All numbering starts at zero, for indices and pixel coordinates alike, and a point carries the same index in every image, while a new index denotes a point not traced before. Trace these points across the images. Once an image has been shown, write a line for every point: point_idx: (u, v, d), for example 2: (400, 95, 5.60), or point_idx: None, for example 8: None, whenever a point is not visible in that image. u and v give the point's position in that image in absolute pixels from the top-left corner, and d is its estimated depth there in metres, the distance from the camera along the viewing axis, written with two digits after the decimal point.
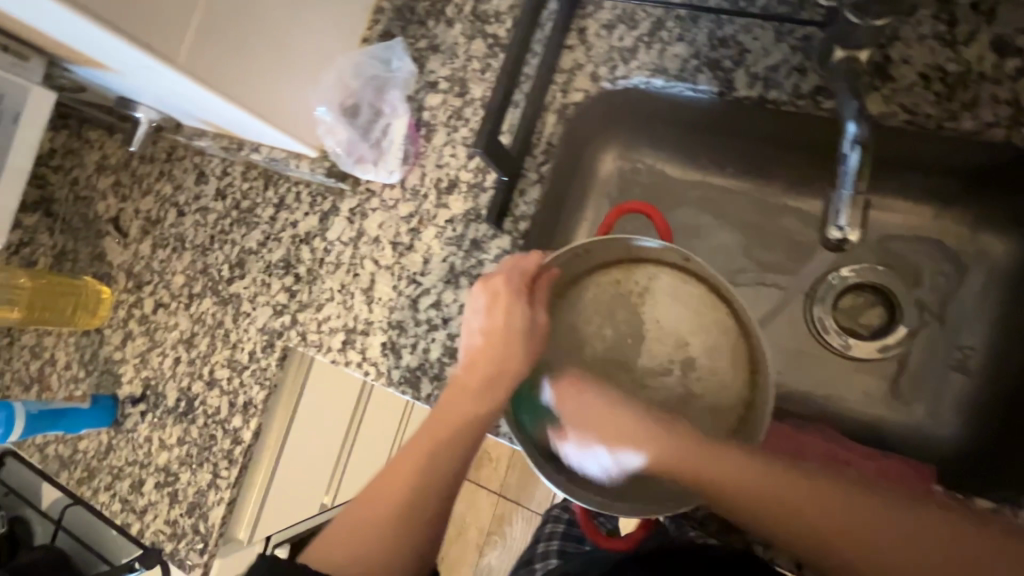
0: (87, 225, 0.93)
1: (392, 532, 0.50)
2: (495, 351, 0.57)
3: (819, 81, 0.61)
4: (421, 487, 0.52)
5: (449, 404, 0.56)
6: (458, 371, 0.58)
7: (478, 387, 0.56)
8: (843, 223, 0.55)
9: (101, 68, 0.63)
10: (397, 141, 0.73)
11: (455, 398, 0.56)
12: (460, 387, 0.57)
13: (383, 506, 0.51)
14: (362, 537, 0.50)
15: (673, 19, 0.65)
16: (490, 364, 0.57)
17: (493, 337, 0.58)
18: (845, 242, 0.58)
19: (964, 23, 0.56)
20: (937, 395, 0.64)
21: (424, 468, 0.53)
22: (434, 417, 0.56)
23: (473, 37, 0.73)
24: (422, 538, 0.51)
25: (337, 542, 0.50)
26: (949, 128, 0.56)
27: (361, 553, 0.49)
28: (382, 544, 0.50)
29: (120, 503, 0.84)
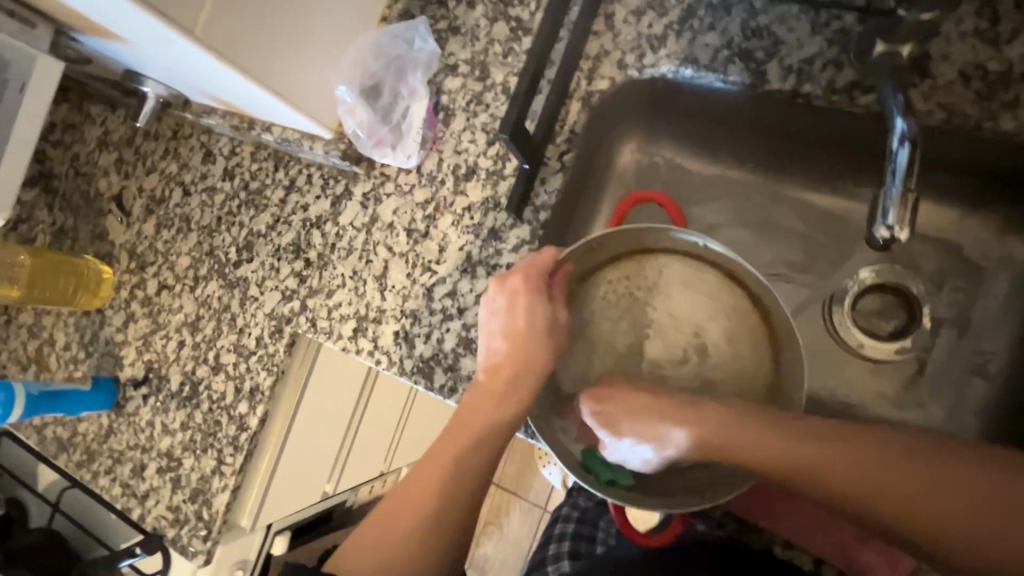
0: (89, 202, 0.90)
1: (421, 540, 0.52)
2: (517, 351, 0.56)
3: (854, 77, 0.59)
4: (444, 494, 0.53)
5: (470, 409, 0.55)
6: (480, 376, 0.56)
7: (500, 388, 0.55)
8: (890, 221, 0.51)
9: (112, 39, 0.60)
10: (417, 124, 0.70)
11: (477, 402, 0.55)
12: (481, 390, 0.55)
13: (411, 515, 0.53)
14: (393, 544, 0.52)
15: (705, 7, 0.63)
16: (511, 365, 0.56)
17: (511, 338, 0.56)
18: (892, 244, 0.52)
19: (1007, 21, 0.54)
20: (959, 399, 0.63)
21: (449, 475, 0.53)
22: (456, 420, 0.55)
23: (496, 20, 0.71)
24: (449, 539, 0.53)
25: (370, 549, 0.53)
26: (989, 129, 0.55)
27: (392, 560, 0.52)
28: (413, 551, 0.52)
29: (120, 487, 0.83)
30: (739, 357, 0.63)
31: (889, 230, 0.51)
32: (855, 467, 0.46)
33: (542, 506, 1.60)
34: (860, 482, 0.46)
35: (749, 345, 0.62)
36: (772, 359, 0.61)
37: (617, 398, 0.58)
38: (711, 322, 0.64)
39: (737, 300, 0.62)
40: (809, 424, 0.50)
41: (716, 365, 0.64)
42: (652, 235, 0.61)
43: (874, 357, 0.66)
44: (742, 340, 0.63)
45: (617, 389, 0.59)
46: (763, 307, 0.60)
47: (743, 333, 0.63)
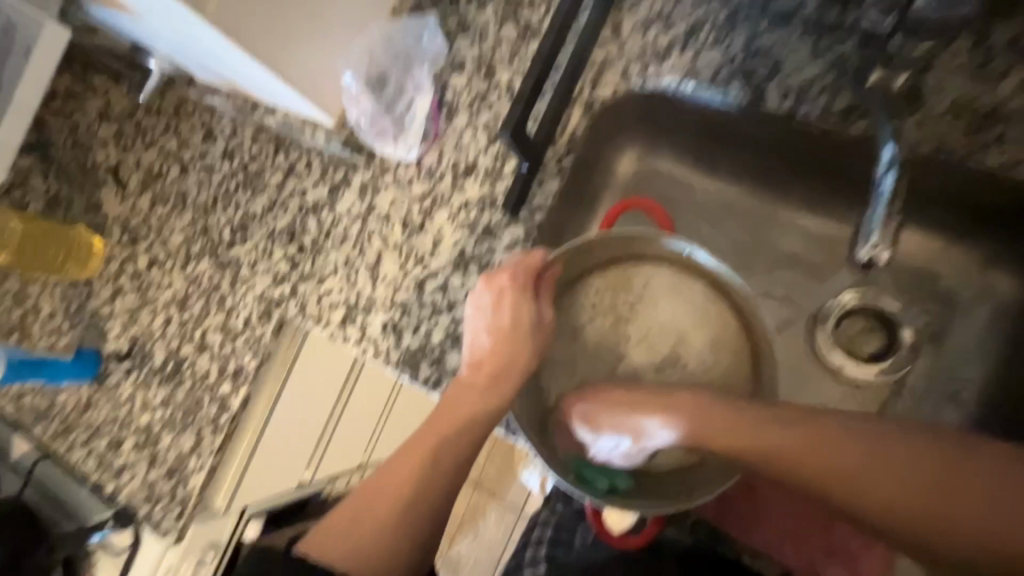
0: (84, 173, 0.90)
1: (392, 530, 0.51)
2: (502, 347, 0.57)
3: (851, 101, 0.61)
4: (425, 484, 0.52)
5: (451, 402, 0.55)
6: (464, 370, 0.57)
7: (482, 382, 0.56)
8: (873, 241, 0.52)
9: (121, 10, 0.60)
10: (419, 118, 0.71)
11: (461, 395, 0.55)
12: (463, 382, 0.56)
13: (384, 503, 0.52)
14: (363, 532, 0.51)
15: (711, 24, 0.64)
16: (495, 361, 0.56)
17: (497, 334, 0.57)
18: (874, 265, 0.53)
19: (1000, 60, 0.56)
20: (930, 425, 0.65)
21: (427, 466, 0.53)
22: (437, 409, 0.55)
23: (505, 21, 0.71)
24: (422, 532, 0.52)
25: (338, 537, 0.51)
26: (975, 160, 0.56)
27: (359, 548, 0.50)
28: (381, 541, 0.51)
29: (96, 461, 0.82)
30: (722, 370, 0.64)
31: (870, 251, 0.52)
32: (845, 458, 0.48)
33: (518, 509, 1.61)
34: (855, 479, 0.47)
35: (731, 357, 0.63)
36: (752, 374, 0.62)
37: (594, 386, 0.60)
38: (695, 334, 0.65)
39: (719, 312, 0.63)
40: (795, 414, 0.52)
41: (697, 376, 0.64)
42: (643, 242, 0.62)
43: (853, 377, 0.68)
44: (725, 352, 0.63)
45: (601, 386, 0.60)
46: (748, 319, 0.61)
47: (728, 343, 0.63)
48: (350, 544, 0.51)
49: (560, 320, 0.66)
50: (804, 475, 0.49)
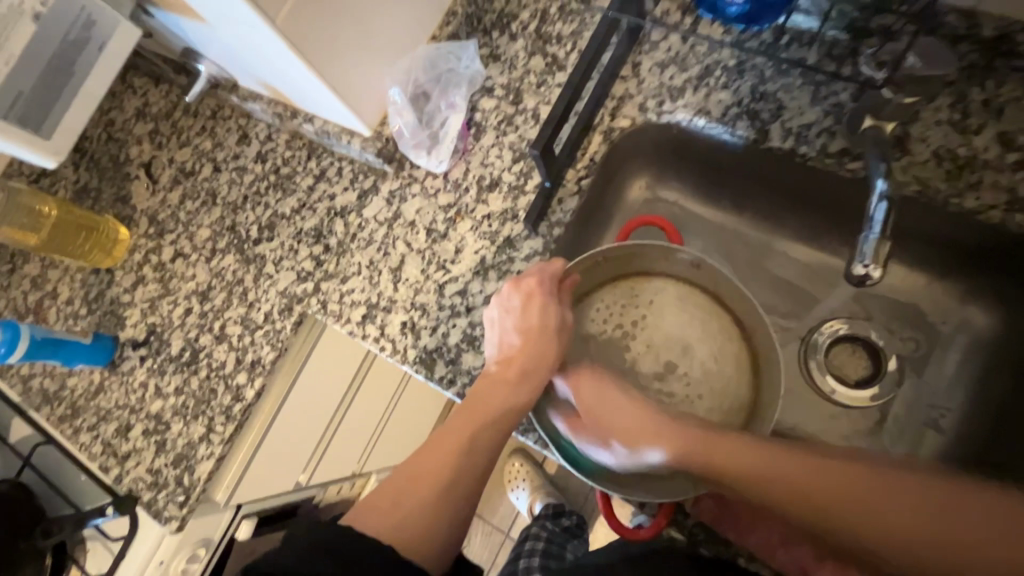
0: (116, 166, 0.94)
1: (432, 509, 0.53)
2: (528, 346, 0.60)
3: (845, 145, 0.67)
4: (462, 468, 0.55)
5: (482, 393, 0.59)
6: (492, 366, 0.61)
7: (511, 377, 0.59)
8: (867, 259, 0.57)
9: (188, 15, 0.65)
10: (451, 134, 0.76)
11: (490, 386, 0.59)
12: (490, 376, 0.60)
13: (425, 484, 0.54)
14: (404, 511, 0.53)
15: (722, 69, 0.71)
16: (522, 359, 0.60)
17: (523, 332, 0.60)
18: (867, 282, 0.58)
19: (976, 116, 0.63)
20: (913, 446, 0.69)
21: (466, 450, 0.56)
22: (467, 403, 0.59)
23: (534, 53, 0.78)
24: (457, 515, 0.54)
25: (379, 515, 0.52)
26: (955, 204, 0.62)
27: (401, 526, 0.52)
28: (422, 519, 0.52)
29: (101, 446, 0.83)
30: (724, 378, 0.68)
31: (866, 267, 0.57)
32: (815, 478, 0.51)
33: (503, 531, 1.60)
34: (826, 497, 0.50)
35: (733, 365, 0.67)
36: (752, 380, 0.66)
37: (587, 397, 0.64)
38: (698, 343, 0.69)
39: (719, 322, 0.68)
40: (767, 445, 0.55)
41: (700, 382, 0.68)
42: (650, 256, 0.68)
43: (843, 403, 0.72)
44: (727, 360, 0.68)
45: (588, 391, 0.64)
46: (748, 330, 0.66)
47: (730, 353, 0.68)
48: (391, 523, 0.52)
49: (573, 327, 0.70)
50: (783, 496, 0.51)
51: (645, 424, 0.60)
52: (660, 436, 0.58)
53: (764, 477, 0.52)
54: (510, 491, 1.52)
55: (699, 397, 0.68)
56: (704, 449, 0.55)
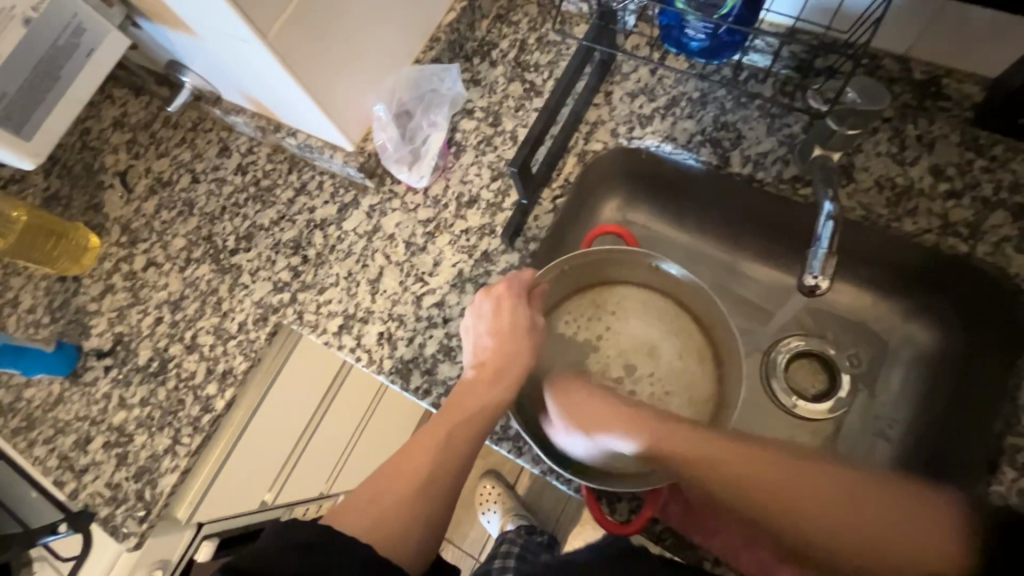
0: (90, 174, 0.93)
1: (406, 509, 0.54)
2: (503, 349, 0.62)
3: (798, 172, 0.72)
4: (437, 468, 0.56)
5: (464, 393, 0.60)
6: (468, 371, 0.62)
7: (487, 378, 0.61)
8: (817, 272, 0.63)
9: (179, 32, 0.68)
10: (432, 152, 0.80)
11: (472, 386, 0.61)
12: (468, 379, 0.62)
13: (401, 484, 0.55)
14: (379, 510, 0.53)
15: (686, 100, 0.77)
16: (497, 360, 0.62)
17: (497, 333, 0.62)
18: (817, 290, 0.64)
19: (910, 149, 0.69)
20: (865, 456, 0.73)
21: (442, 451, 0.57)
22: (444, 408, 0.60)
23: (512, 80, 0.83)
24: (433, 513, 0.55)
25: (356, 514, 0.53)
26: (895, 228, 0.68)
27: (377, 526, 0.52)
28: (398, 518, 0.53)
29: (57, 459, 0.80)
30: (690, 376, 0.71)
31: (815, 279, 0.63)
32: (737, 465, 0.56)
33: (474, 556, 1.57)
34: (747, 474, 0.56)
35: (697, 365, 0.71)
36: (716, 378, 0.69)
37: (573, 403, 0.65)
38: (664, 345, 0.72)
39: (682, 326, 0.72)
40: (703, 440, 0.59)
41: (666, 380, 0.71)
42: (615, 264, 0.71)
43: (803, 415, 0.76)
44: (692, 358, 0.71)
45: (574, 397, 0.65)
46: (710, 330, 0.70)
47: (694, 352, 0.71)
48: (367, 523, 0.53)
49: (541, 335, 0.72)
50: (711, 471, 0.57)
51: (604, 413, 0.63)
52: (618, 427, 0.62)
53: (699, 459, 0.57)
54: (481, 515, 1.50)
55: (664, 399, 0.71)
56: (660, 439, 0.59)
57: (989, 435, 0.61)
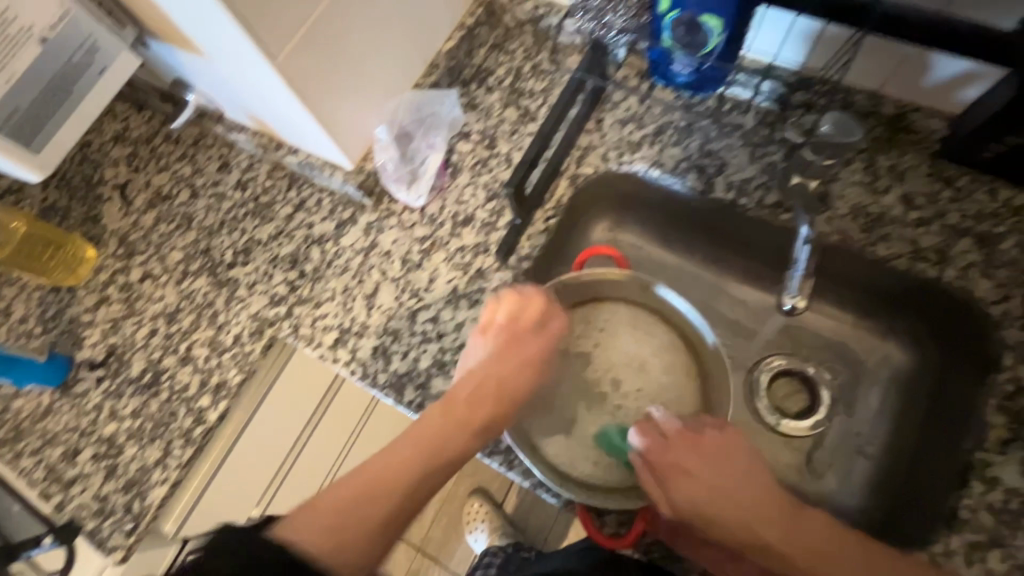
0: (89, 187, 0.94)
1: (355, 530, 0.50)
2: (507, 390, 0.62)
3: (778, 198, 0.76)
4: (404, 502, 0.54)
5: (449, 421, 0.59)
6: (464, 405, 0.60)
7: (479, 412, 0.60)
8: None
9: (187, 53, 0.70)
10: (429, 172, 0.82)
11: (461, 414, 0.59)
12: (457, 405, 0.60)
13: (359, 503, 0.52)
14: (327, 524, 0.50)
15: (674, 128, 0.81)
16: (493, 397, 0.61)
17: (502, 368, 0.62)
18: None
19: (884, 179, 0.73)
20: (845, 472, 0.75)
21: (411, 483, 0.54)
22: (430, 438, 0.57)
23: (508, 105, 0.86)
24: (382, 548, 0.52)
25: (303, 520, 0.50)
26: (870, 253, 0.71)
27: (321, 539, 0.49)
28: (343, 541, 0.49)
29: (44, 471, 0.79)
30: (677, 391, 0.73)
31: None
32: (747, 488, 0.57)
33: None
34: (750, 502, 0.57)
35: (683, 380, 0.73)
36: (701, 394, 0.72)
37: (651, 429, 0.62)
38: (652, 360, 0.75)
39: (669, 343, 0.74)
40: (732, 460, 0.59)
41: (654, 395, 0.73)
42: (606, 283, 0.73)
43: (787, 433, 0.78)
44: (679, 374, 0.73)
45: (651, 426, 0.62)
46: (695, 346, 0.72)
47: (680, 368, 0.73)
48: (312, 531, 0.49)
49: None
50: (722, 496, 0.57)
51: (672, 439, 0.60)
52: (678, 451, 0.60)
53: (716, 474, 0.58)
54: (468, 534, 1.49)
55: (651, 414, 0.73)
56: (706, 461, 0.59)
57: (959, 453, 0.64)
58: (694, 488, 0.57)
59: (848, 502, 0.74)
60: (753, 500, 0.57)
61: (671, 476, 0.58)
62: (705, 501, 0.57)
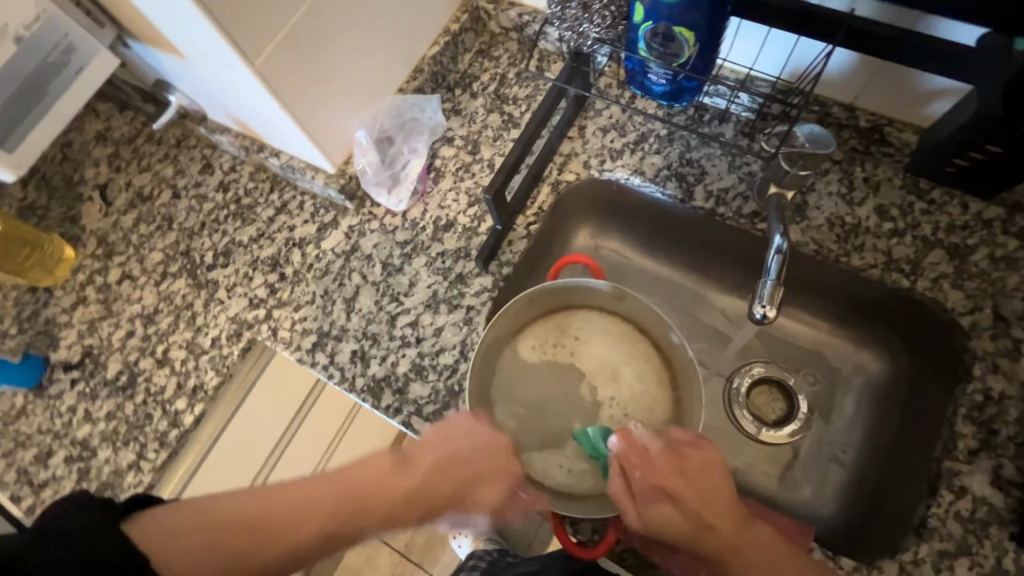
0: (68, 187, 0.93)
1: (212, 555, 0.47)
2: (461, 479, 0.57)
3: (756, 208, 0.77)
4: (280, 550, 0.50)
5: (387, 489, 0.55)
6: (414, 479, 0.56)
7: (426, 493, 0.56)
8: (765, 302, 0.67)
9: (167, 54, 0.70)
10: (411, 177, 0.83)
11: (406, 485, 0.55)
12: (409, 471, 0.56)
13: (233, 533, 0.49)
14: (198, 529, 0.48)
15: (654, 137, 0.82)
16: (450, 483, 0.57)
17: (484, 460, 0.58)
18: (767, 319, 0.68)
19: (859, 190, 0.75)
20: (821, 480, 0.76)
21: (297, 538, 0.50)
22: (361, 496, 0.54)
23: (492, 111, 0.87)
24: None
25: (171, 520, 0.47)
26: (845, 263, 0.72)
27: (169, 542, 0.46)
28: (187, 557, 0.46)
29: (16, 474, 0.78)
30: (652, 398, 0.73)
31: (764, 308, 0.67)
32: (731, 517, 0.55)
33: None
34: (731, 530, 0.54)
35: (658, 388, 0.73)
36: (675, 401, 0.72)
37: (637, 453, 0.58)
38: (626, 368, 0.75)
39: (644, 352, 0.74)
40: (717, 488, 0.56)
41: (629, 403, 0.74)
42: (577, 292, 0.74)
43: (765, 441, 0.79)
44: (653, 381, 0.74)
45: (637, 449, 0.58)
46: (668, 354, 0.72)
47: (654, 375, 0.74)
48: (169, 529, 0.47)
49: (506, 359, 0.74)
50: (704, 523, 0.54)
51: (655, 465, 0.56)
52: (661, 476, 0.56)
53: (698, 501, 0.55)
54: (451, 540, 1.47)
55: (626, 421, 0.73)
56: (689, 486, 0.55)
57: (929, 462, 0.65)
58: (671, 511, 0.55)
59: (823, 511, 0.75)
60: (734, 532, 0.54)
61: (649, 497, 0.55)
62: (685, 530, 0.54)
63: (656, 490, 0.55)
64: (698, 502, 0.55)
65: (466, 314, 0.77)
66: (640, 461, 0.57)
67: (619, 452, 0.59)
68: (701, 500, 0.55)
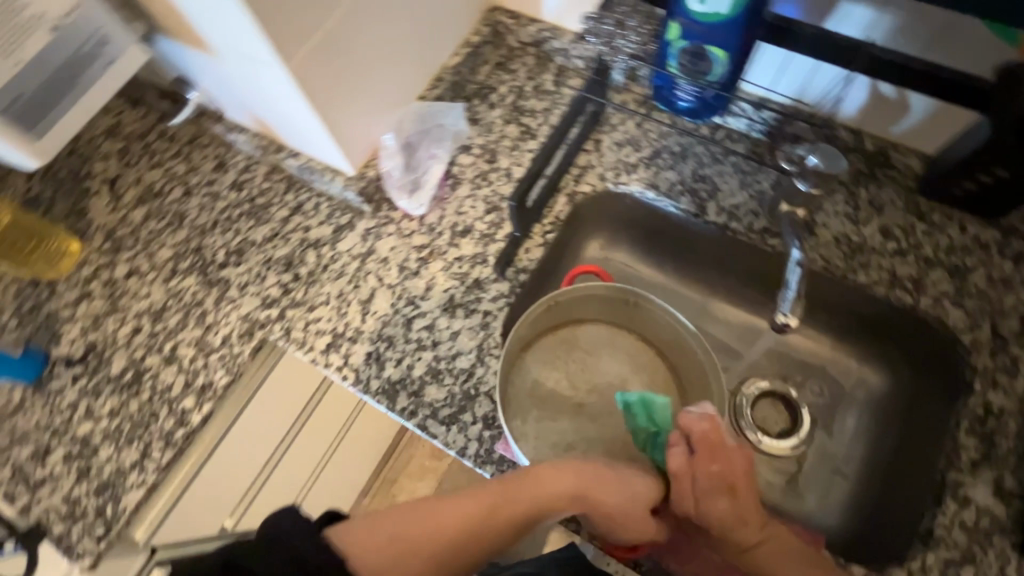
0: (75, 180, 0.92)
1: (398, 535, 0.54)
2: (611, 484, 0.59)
3: (766, 224, 0.80)
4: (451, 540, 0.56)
5: (523, 492, 0.58)
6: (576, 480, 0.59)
7: (559, 486, 0.58)
8: (787, 312, 0.69)
9: (196, 51, 0.70)
10: (431, 182, 0.84)
11: (541, 483, 0.58)
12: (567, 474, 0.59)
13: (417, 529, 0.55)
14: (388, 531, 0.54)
15: (668, 153, 0.84)
16: (569, 484, 0.58)
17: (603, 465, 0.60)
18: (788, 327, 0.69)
19: (864, 211, 0.78)
20: (824, 492, 0.77)
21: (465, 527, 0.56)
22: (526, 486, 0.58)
23: (510, 122, 0.88)
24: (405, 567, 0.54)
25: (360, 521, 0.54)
26: (851, 279, 0.75)
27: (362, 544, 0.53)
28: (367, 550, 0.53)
29: (12, 472, 0.75)
30: None
31: (786, 317, 0.69)
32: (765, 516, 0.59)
33: None
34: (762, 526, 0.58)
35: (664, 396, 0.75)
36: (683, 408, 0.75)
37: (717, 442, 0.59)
38: (634, 379, 0.76)
39: (647, 363, 0.77)
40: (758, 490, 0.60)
41: None
42: (586, 303, 0.76)
43: (769, 452, 0.80)
44: (660, 391, 0.76)
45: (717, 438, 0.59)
46: (673, 363, 0.76)
47: (660, 386, 0.76)
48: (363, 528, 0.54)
49: (518, 373, 0.74)
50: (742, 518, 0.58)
51: (726, 458, 0.59)
52: (727, 469, 0.58)
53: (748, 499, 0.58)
54: None
55: None
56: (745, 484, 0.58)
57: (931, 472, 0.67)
58: (724, 503, 0.58)
59: (827, 521, 0.76)
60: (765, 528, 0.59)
61: (709, 484, 0.59)
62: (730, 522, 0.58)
63: (717, 477, 0.58)
64: (747, 499, 0.58)
65: (482, 319, 0.77)
66: (716, 456, 0.59)
67: (699, 433, 0.59)
68: (749, 499, 0.58)
